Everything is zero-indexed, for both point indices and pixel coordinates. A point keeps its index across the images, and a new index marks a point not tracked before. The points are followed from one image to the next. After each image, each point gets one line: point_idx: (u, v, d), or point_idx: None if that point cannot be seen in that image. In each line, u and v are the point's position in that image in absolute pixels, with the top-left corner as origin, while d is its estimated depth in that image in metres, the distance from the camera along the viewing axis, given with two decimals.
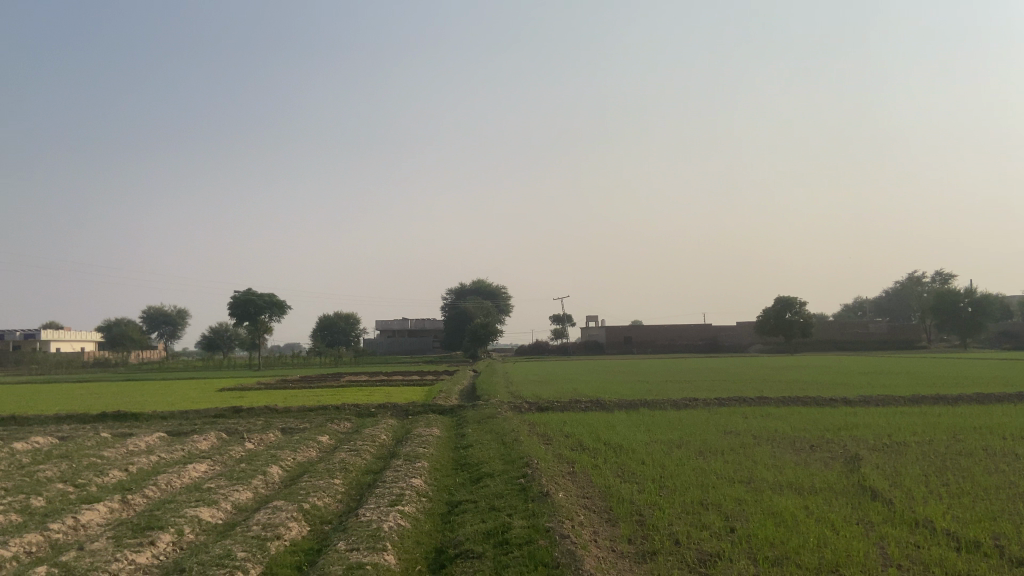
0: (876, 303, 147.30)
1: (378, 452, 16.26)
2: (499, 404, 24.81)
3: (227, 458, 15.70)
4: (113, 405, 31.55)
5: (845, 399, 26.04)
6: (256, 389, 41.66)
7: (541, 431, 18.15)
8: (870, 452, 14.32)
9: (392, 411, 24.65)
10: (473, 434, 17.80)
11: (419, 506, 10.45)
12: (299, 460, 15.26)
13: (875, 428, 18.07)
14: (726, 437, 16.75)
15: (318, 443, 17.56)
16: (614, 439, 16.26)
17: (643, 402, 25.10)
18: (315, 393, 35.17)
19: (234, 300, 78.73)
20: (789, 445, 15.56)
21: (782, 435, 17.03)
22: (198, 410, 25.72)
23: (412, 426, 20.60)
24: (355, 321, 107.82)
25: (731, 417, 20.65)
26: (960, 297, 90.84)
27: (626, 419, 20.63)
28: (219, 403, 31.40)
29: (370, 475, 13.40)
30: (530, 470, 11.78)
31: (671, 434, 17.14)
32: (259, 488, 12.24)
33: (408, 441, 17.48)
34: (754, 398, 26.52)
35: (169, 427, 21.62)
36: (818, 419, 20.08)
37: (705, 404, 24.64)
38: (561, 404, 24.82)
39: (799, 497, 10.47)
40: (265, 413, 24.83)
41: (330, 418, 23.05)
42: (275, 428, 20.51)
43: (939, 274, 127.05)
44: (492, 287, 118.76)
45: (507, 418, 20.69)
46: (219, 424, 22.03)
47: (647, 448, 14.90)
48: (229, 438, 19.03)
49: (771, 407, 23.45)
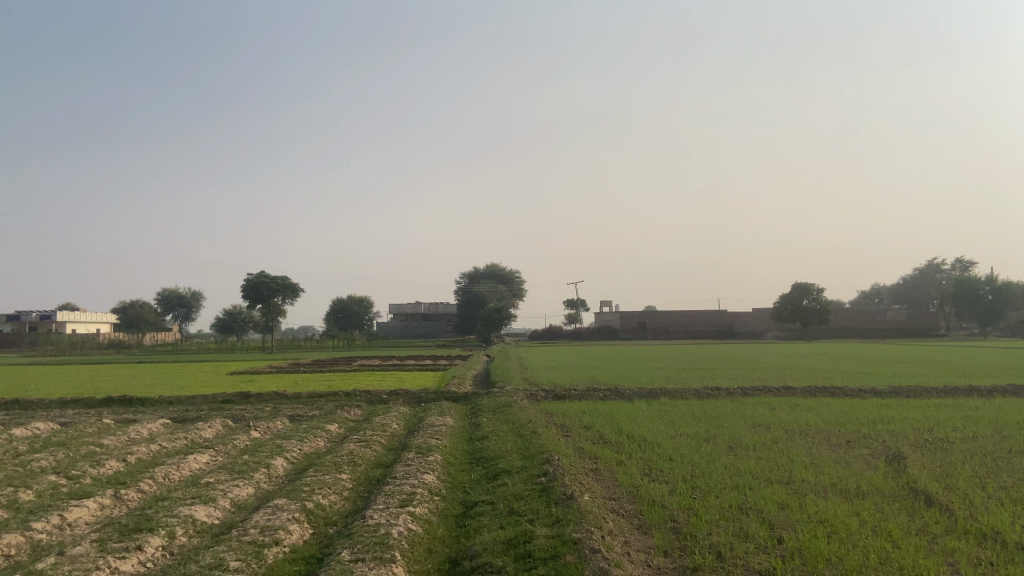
0: (894, 290, 144.95)
1: (389, 443, 15.43)
2: (514, 391, 23.96)
3: (231, 449, 14.97)
4: (122, 389, 31.05)
5: (872, 389, 24.98)
6: (267, 373, 41.11)
7: (560, 422, 17.31)
8: (914, 450, 13.33)
9: (404, 398, 23.85)
10: (488, 424, 16.98)
11: (431, 507, 9.61)
12: (306, 452, 14.48)
13: (912, 423, 17.06)
14: (756, 431, 15.81)
15: (326, 433, 16.81)
16: (637, 432, 15.36)
17: (663, 390, 24.15)
18: (327, 379, 34.46)
19: (247, 282, 78.39)
20: (825, 440, 14.60)
21: (816, 430, 16.05)
22: (205, 396, 25.06)
23: (424, 414, 19.79)
24: (368, 304, 107.34)
25: (758, 408, 19.67)
26: (980, 285, 88.87)
27: (648, 409, 19.71)
28: (229, 387, 30.78)
29: (380, 469, 12.57)
30: (551, 467, 10.93)
31: (697, 427, 16.22)
32: (261, 484, 11.46)
33: (420, 430, 16.71)
34: (778, 387, 25.52)
35: (174, 413, 20.97)
36: (850, 412, 19.06)
37: (728, 393, 23.67)
38: (578, 392, 23.93)
39: (847, 502, 9.53)
40: (273, 399, 24.14)
41: (340, 404, 22.31)
42: (283, 416, 19.81)
43: (960, 261, 124.48)
44: (505, 271, 117.85)
45: (523, 407, 19.88)
46: (226, 410, 21.36)
47: (673, 443, 13.99)
48: (235, 426, 18.33)
49: (798, 398, 22.42)
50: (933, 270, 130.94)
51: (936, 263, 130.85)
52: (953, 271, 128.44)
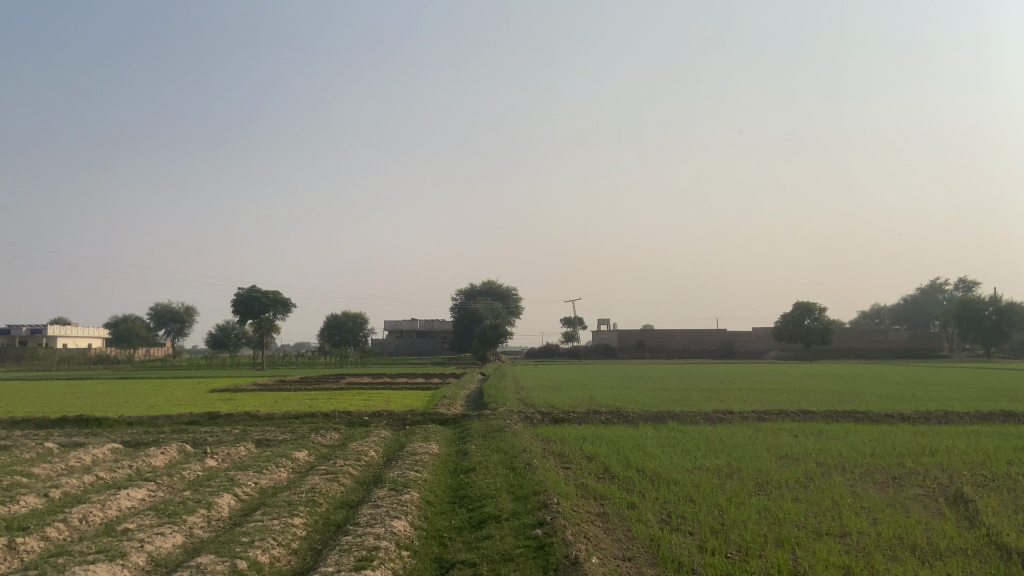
0: (894, 311, 143.17)
1: (360, 476, 13.30)
2: (508, 413, 21.88)
3: (178, 480, 12.92)
4: (90, 407, 28.81)
5: (900, 414, 22.93)
6: (250, 391, 38.80)
7: (558, 450, 15.24)
8: (980, 489, 11.31)
9: (387, 420, 21.80)
10: (478, 453, 14.87)
11: (396, 571, 7.53)
12: (263, 486, 12.38)
13: (960, 454, 14.98)
14: (785, 464, 13.72)
15: (291, 462, 14.69)
16: (649, 464, 13.30)
17: (671, 414, 22.05)
18: (311, 398, 32.21)
19: (238, 297, 76.41)
20: (866, 477, 12.60)
21: (852, 463, 13.98)
22: (171, 415, 22.99)
23: (407, 440, 17.67)
24: (362, 320, 105.13)
25: (778, 436, 17.59)
26: (984, 305, 87.00)
27: (656, 436, 17.64)
28: (205, 407, 28.55)
29: (344, 511, 10.45)
30: (549, 514, 8.86)
31: (717, 458, 14.18)
32: (194, 532, 9.43)
33: (399, 460, 14.61)
34: (796, 411, 23.51)
35: (128, 436, 18.83)
36: (884, 441, 17.02)
37: (743, 417, 21.63)
38: (578, 415, 21.82)
39: (926, 567, 7.50)
40: (244, 420, 22.02)
41: (316, 427, 20.23)
42: (248, 441, 17.71)
43: (962, 281, 122.74)
44: (503, 288, 116.08)
45: (517, 432, 17.80)
46: (187, 433, 19.23)
47: (692, 479, 11.90)
48: (191, 452, 16.21)
49: (821, 424, 20.32)
50: (935, 290, 129.18)
51: (938, 283, 129.29)
52: (956, 291, 126.82)
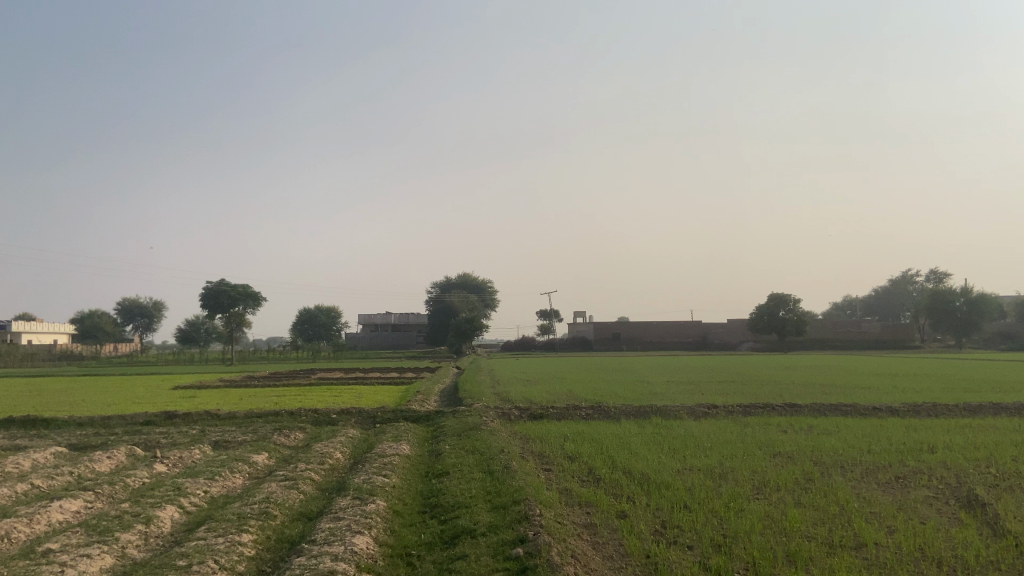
0: (866, 302, 144.79)
1: (323, 483, 12.16)
2: (483, 409, 20.84)
3: (119, 488, 11.62)
4: (42, 407, 27.20)
5: (887, 407, 22.32)
6: (216, 387, 37.22)
7: (537, 451, 14.25)
8: (992, 490, 10.58)
9: (357, 418, 20.66)
10: (451, 455, 13.79)
11: None
12: (214, 495, 11.16)
13: (960, 450, 14.27)
14: (780, 463, 12.90)
15: (249, 467, 13.50)
16: (635, 465, 12.37)
17: (654, 408, 21.19)
18: (279, 394, 30.86)
19: (206, 291, 74.30)
20: (867, 478, 11.84)
21: (849, 462, 13.21)
22: (125, 415, 21.53)
23: (376, 441, 16.57)
24: (336, 314, 103.29)
25: (768, 431, 16.80)
26: (955, 296, 87.88)
27: (640, 433, 16.73)
28: (165, 405, 27.04)
29: (301, 525, 9.33)
30: (532, 529, 7.82)
31: (706, 457, 13.27)
32: (127, 552, 8.27)
33: (366, 463, 13.48)
34: (782, 404, 22.78)
35: (74, 439, 17.40)
36: (879, 437, 16.31)
37: (729, 412, 20.84)
38: (557, 411, 20.85)
39: None
40: (203, 420, 20.69)
41: (279, 427, 18.99)
42: (205, 443, 16.42)
43: (933, 273, 124.29)
44: (478, 281, 114.89)
45: (494, 430, 16.76)
46: (139, 435, 17.84)
47: (685, 482, 10.96)
48: (140, 456, 14.90)
49: (810, 418, 19.59)
50: (906, 281, 130.22)
51: (909, 275, 130.79)
52: (926, 283, 128.07)
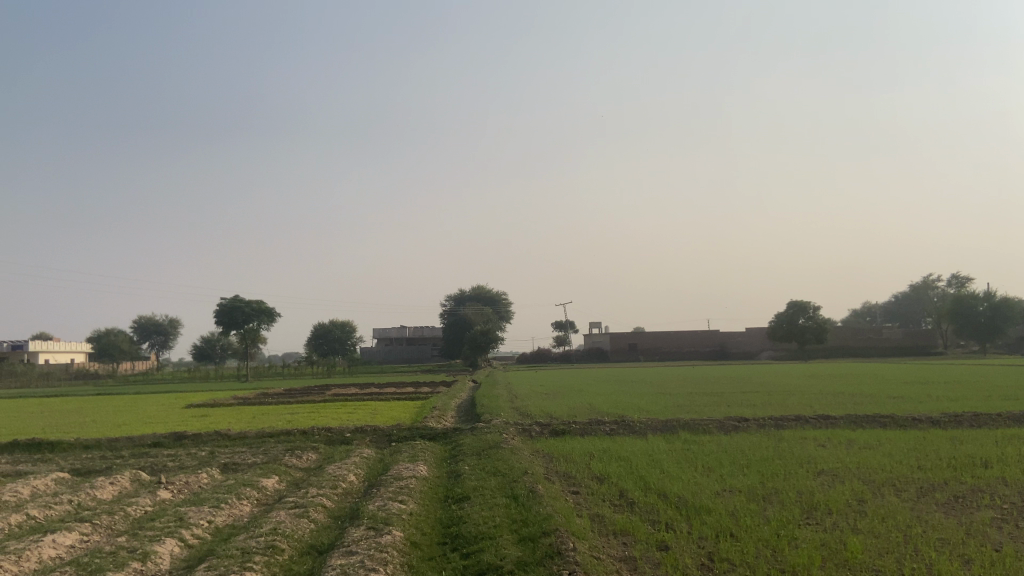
0: (887, 308, 142.78)
1: (336, 510, 11.38)
2: (503, 426, 19.99)
3: (119, 519, 10.86)
4: (51, 429, 26.62)
5: (926, 417, 21.22)
6: (229, 405, 36.55)
7: (562, 471, 13.40)
8: None
9: (372, 436, 19.90)
10: (471, 477, 12.96)
11: None
12: (220, 526, 10.41)
13: (1018, 465, 13.24)
14: (826, 482, 11.98)
15: (257, 492, 12.74)
16: (670, 486, 11.51)
17: (682, 422, 20.24)
18: (292, 412, 30.14)
19: (221, 308, 73.97)
20: (925, 498, 10.92)
21: (900, 480, 12.26)
22: (134, 437, 20.84)
23: (392, 461, 15.79)
24: (351, 328, 102.82)
25: (806, 446, 15.85)
26: (978, 301, 85.90)
27: (669, 449, 15.82)
28: (176, 424, 26.40)
29: (310, 561, 8.54)
30: (566, 568, 6.97)
31: (745, 476, 12.36)
32: None
33: (381, 487, 12.68)
34: (814, 416, 21.71)
35: (79, 463, 16.72)
36: (925, 450, 15.33)
37: (760, 425, 19.86)
38: (580, 426, 19.97)
39: None
40: (213, 441, 19.98)
41: (291, 448, 18.24)
42: (213, 466, 15.67)
43: (955, 278, 122.23)
44: (492, 292, 114.19)
45: (515, 449, 15.94)
46: (145, 458, 17.13)
47: (727, 506, 10.09)
48: (145, 481, 14.18)
49: (846, 430, 18.61)
50: (926, 286, 128.03)
51: (930, 280, 128.74)
52: (947, 288, 125.81)
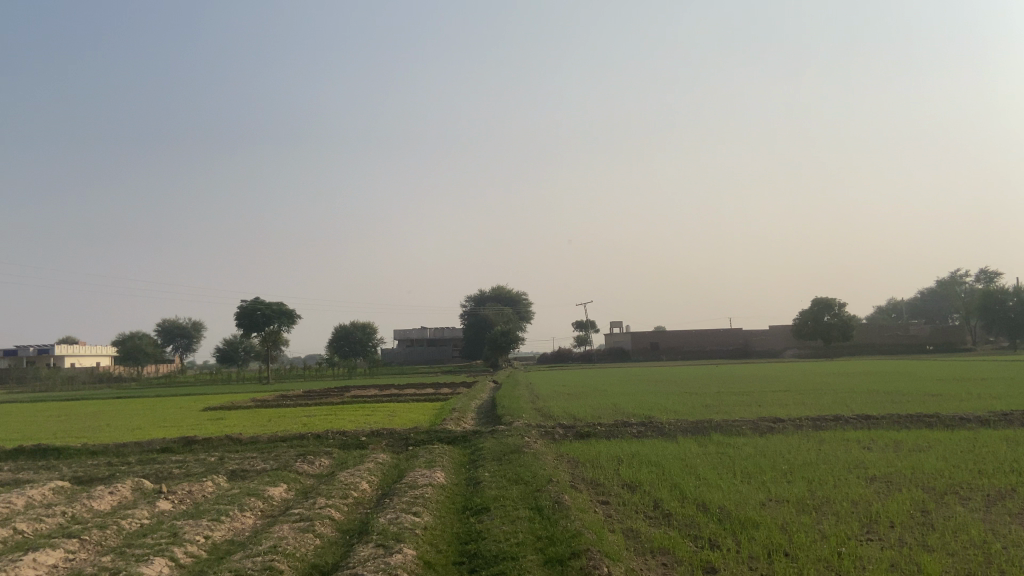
0: (913, 305, 140.05)
1: (345, 523, 10.46)
2: (525, 429, 19.02)
3: (111, 534, 10.04)
4: (65, 433, 26.15)
5: (974, 417, 19.88)
6: (247, 408, 35.98)
7: (590, 478, 12.37)
8: None
9: (388, 440, 19.01)
10: (490, 486, 11.96)
11: None
12: (217, 542, 9.53)
13: None
14: (882, 489, 10.87)
15: (262, 503, 11.87)
16: (710, 497, 10.43)
17: (712, 423, 19.13)
18: (309, 415, 29.38)
19: (242, 309, 73.80)
20: (994, 509, 9.77)
21: (964, 487, 11.11)
22: (143, 442, 20.17)
23: (407, 468, 14.87)
24: (371, 330, 102.33)
25: (849, 449, 14.68)
26: (1008, 296, 83.48)
27: (702, 454, 14.69)
28: (190, 428, 25.80)
29: None
30: None
31: (792, 484, 11.25)
32: None
33: (394, 497, 11.72)
34: (853, 416, 20.48)
35: (80, 471, 15.95)
36: (983, 453, 14.08)
37: (797, 426, 18.66)
38: (605, 428, 18.96)
39: None
40: (224, 446, 19.27)
41: (302, 453, 17.34)
42: (220, 474, 14.83)
43: (984, 273, 119.54)
44: (512, 293, 113.25)
45: (539, 454, 14.90)
46: (150, 466, 16.30)
47: (777, 519, 9.02)
48: (147, 490, 13.35)
49: (891, 432, 17.37)
50: (953, 281, 125.28)
51: (958, 275, 126.07)
52: (977, 283, 122.72)
